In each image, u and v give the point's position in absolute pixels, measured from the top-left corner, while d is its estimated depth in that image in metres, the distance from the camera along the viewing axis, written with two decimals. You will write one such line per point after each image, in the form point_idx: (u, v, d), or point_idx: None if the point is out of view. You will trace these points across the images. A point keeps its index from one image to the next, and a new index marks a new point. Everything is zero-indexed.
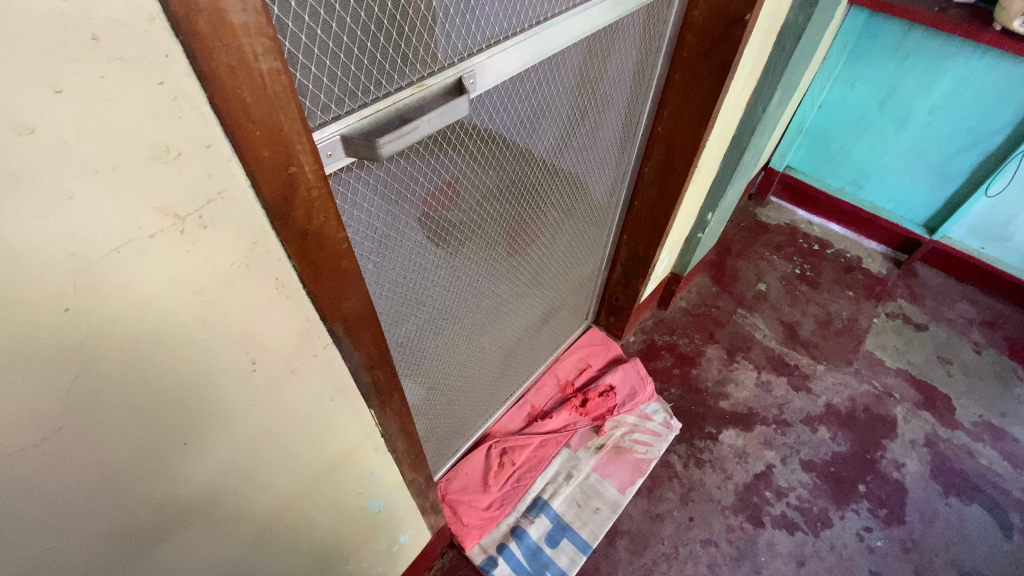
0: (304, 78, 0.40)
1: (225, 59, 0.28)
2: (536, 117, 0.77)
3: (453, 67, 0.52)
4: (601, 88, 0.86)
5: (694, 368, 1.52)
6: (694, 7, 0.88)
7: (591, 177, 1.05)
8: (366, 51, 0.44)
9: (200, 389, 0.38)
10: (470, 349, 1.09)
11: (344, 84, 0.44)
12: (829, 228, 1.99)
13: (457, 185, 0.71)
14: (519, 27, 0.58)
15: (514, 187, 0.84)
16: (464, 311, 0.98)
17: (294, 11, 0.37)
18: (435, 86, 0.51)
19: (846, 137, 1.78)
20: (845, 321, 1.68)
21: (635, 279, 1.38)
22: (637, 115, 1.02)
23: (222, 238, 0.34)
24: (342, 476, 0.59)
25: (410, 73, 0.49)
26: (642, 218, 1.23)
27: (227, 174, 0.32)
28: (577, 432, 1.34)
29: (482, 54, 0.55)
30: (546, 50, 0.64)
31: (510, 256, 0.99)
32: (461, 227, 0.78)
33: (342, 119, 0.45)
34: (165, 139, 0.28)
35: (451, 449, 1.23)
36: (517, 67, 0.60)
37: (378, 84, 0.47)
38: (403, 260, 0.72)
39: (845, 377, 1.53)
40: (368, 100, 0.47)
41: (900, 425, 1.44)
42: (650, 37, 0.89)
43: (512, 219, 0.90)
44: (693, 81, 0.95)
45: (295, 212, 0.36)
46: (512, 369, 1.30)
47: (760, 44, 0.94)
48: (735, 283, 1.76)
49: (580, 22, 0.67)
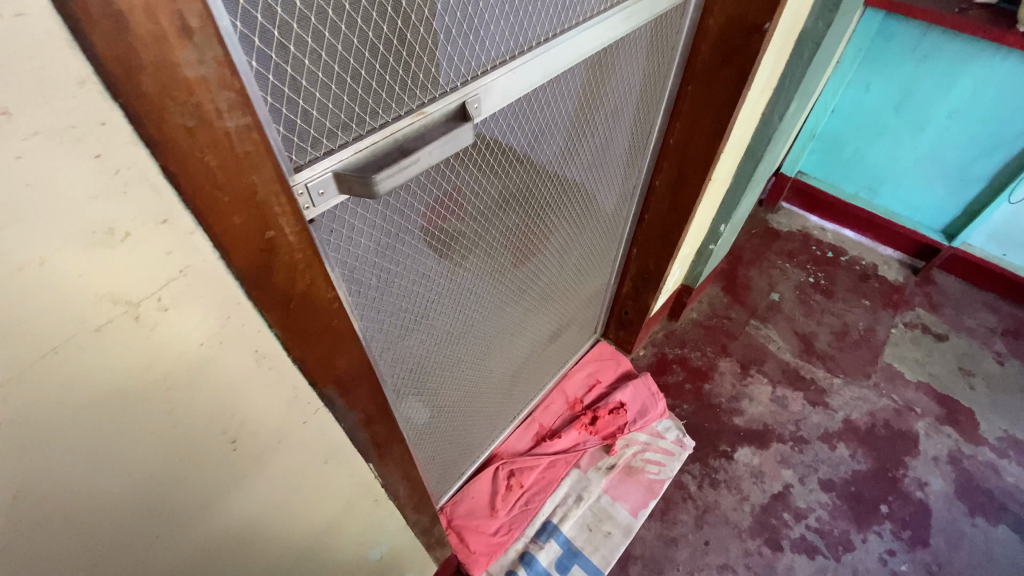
0: (290, 113, 0.36)
1: (182, 120, 0.26)
2: (543, 129, 0.73)
3: (456, 92, 0.48)
4: (611, 100, 0.82)
5: (706, 383, 1.47)
6: (709, 15, 0.84)
7: (601, 191, 1.01)
8: (360, 79, 0.40)
9: (171, 479, 0.35)
10: (475, 369, 1.04)
11: (336, 115, 0.40)
12: (843, 234, 1.93)
13: (460, 202, 0.67)
14: (527, 45, 0.55)
15: (522, 198, 0.79)
16: (468, 329, 0.93)
17: (278, 43, 0.34)
18: (436, 113, 0.47)
19: (860, 141, 1.73)
20: (862, 332, 1.63)
21: (646, 294, 1.34)
22: (647, 129, 0.98)
23: (186, 316, 0.31)
24: (342, 526, 0.55)
25: (410, 99, 0.45)
26: (653, 231, 1.19)
27: (191, 247, 0.29)
28: (587, 451, 1.30)
29: (486, 76, 0.51)
30: (555, 68, 0.60)
31: (517, 269, 0.94)
32: (465, 239, 0.73)
33: (332, 154, 0.41)
34: (109, 219, 0.26)
35: (457, 473, 1.19)
36: (526, 88, 0.56)
37: (375, 113, 0.43)
38: (405, 281, 0.68)
39: (864, 391, 1.48)
40: (364, 131, 0.43)
41: (922, 441, 1.39)
42: (662, 48, 0.85)
43: (519, 232, 0.86)
44: (708, 92, 0.91)
45: (275, 275, 0.35)
46: (520, 387, 1.26)
47: (778, 52, 0.90)
48: (747, 293, 1.71)
49: (591, 36, 0.63)
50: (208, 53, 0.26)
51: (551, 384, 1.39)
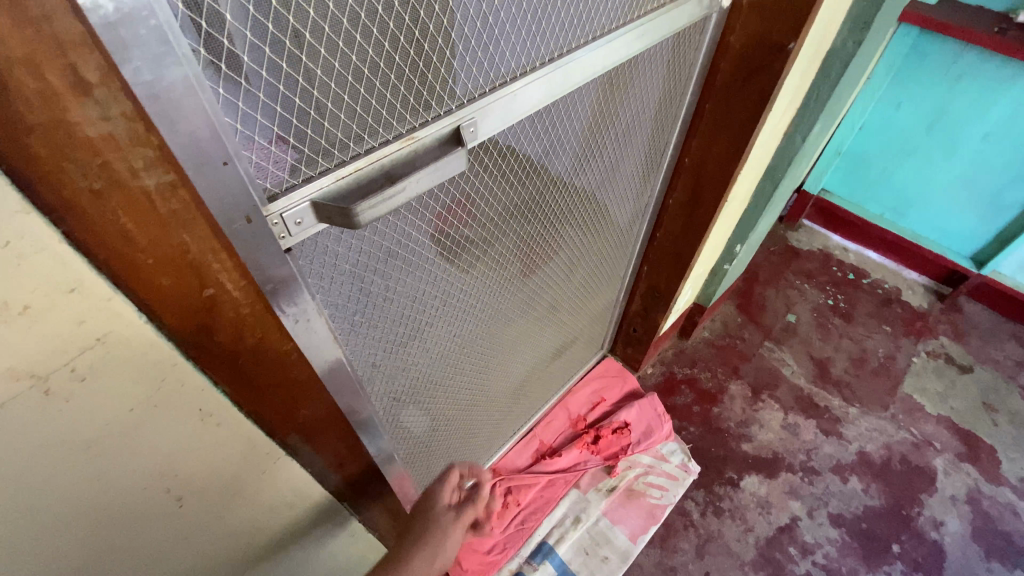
0: (262, 140, 0.35)
1: (85, 182, 0.27)
2: (559, 136, 0.70)
3: (450, 116, 0.46)
4: (629, 111, 0.79)
5: (715, 407, 1.43)
6: (730, 32, 0.80)
7: (613, 205, 0.97)
8: (342, 104, 0.38)
9: (100, 518, 0.38)
10: (477, 381, 1.02)
11: (316, 142, 0.38)
12: (866, 255, 1.87)
13: (468, 212, 0.64)
14: (530, 65, 0.52)
15: (534, 205, 0.77)
16: (473, 340, 0.91)
17: (248, 69, 0.32)
18: (428, 137, 0.45)
19: (887, 160, 1.67)
20: (881, 359, 1.57)
21: (655, 312, 1.30)
22: (662, 146, 0.94)
23: (106, 380, 0.33)
24: (302, 511, 0.59)
25: (399, 124, 0.43)
26: (665, 250, 1.16)
27: (110, 315, 0.31)
28: (587, 471, 1.26)
29: (483, 99, 0.48)
30: (562, 87, 0.57)
31: (526, 278, 0.91)
32: (475, 245, 0.71)
33: (312, 181, 0.39)
34: (7, 296, 0.26)
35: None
36: (529, 109, 0.54)
37: (360, 139, 0.41)
38: (411, 293, 0.66)
39: (880, 422, 1.42)
40: (348, 157, 0.41)
41: (940, 478, 1.33)
42: (679, 65, 0.81)
43: (529, 240, 0.83)
44: (727, 111, 0.87)
45: (219, 333, 0.38)
46: (521, 403, 1.23)
47: (803, 71, 0.86)
48: (762, 313, 1.66)
49: (602, 55, 0.60)
50: (112, 109, 0.26)
51: (554, 399, 1.36)
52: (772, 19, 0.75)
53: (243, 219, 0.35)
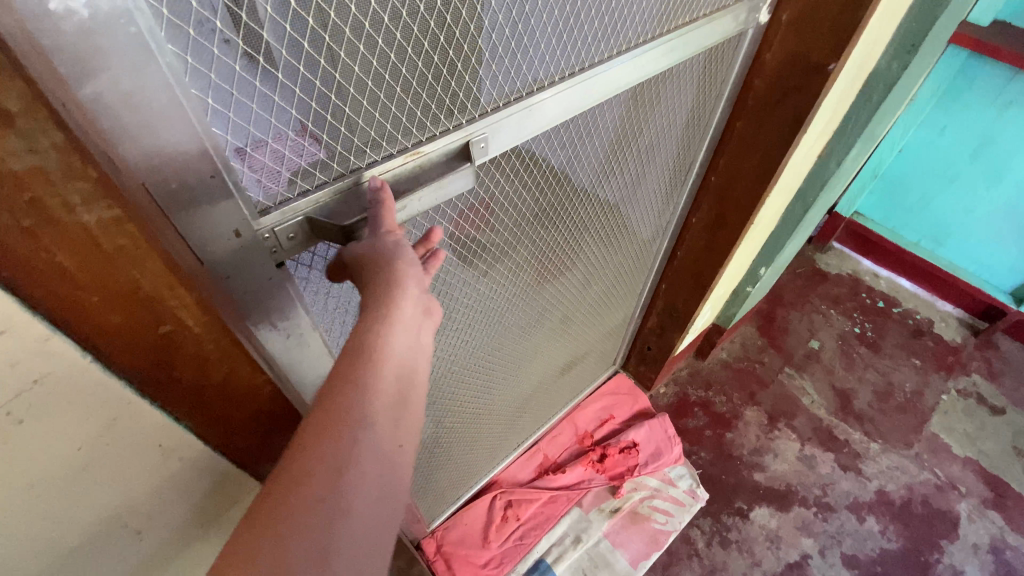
0: (255, 152, 0.34)
1: (17, 222, 0.26)
2: (584, 145, 0.68)
3: (459, 131, 0.44)
4: (659, 122, 0.77)
5: (729, 432, 1.38)
6: (767, 49, 0.76)
7: (634, 220, 0.94)
8: (343, 117, 0.36)
9: (42, 540, 0.38)
10: (482, 390, 0.99)
11: (312, 155, 0.36)
12: (897, 283, 1.79)
13: (489, 216, 0.63)
14: (549, 79, 0.50)
15: (556, 213, 0.75)
16: (484, 347, 0.89)
17: (239, 78, 0.30)
18: (434, 152, 0.44)
19: (927, 186, 1.60)
20: (908, 394, 1.50)
21: (672, 332, 1.26)
22: (688, 163, 0.91)
23: (45, 420, 0.33)
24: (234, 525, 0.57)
25: (404, 138, 0.41)
26: (686, 269, 1.12)
27: (48, 353, 0.31)
28: (591, 491, 1.23)
29: (496, 114, 0.46)
30: (582, 103, 0.55)
31: (541, 287, 0.89)
32: (493, 250, 0.69)
33: (307, 195, 0.38)
34: None
35: (453, 497, 1.14)
36: (545, 125, 0.52)
37: (362, 152, 0.39)
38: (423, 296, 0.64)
39: (902, 461, 1.36)
40: (348, 171, 0.39)
41: (963, 525, 1.26)
42: (710, 81, 0.78)
43: (549, 249, 0.81)
44: (759, 132, 0.83)
45: (177, 368, 0.37)
46: (528, 416, 1.21)
47: (842, 94, 0.81)
48: (785, 338, 1.60)
49: (626, 71, 0.58)
50: (40, 141, 0.25)
51: (562, 413, 1.33)
52: (812, 39, 0.71)
53: (231, 234, 0.34)
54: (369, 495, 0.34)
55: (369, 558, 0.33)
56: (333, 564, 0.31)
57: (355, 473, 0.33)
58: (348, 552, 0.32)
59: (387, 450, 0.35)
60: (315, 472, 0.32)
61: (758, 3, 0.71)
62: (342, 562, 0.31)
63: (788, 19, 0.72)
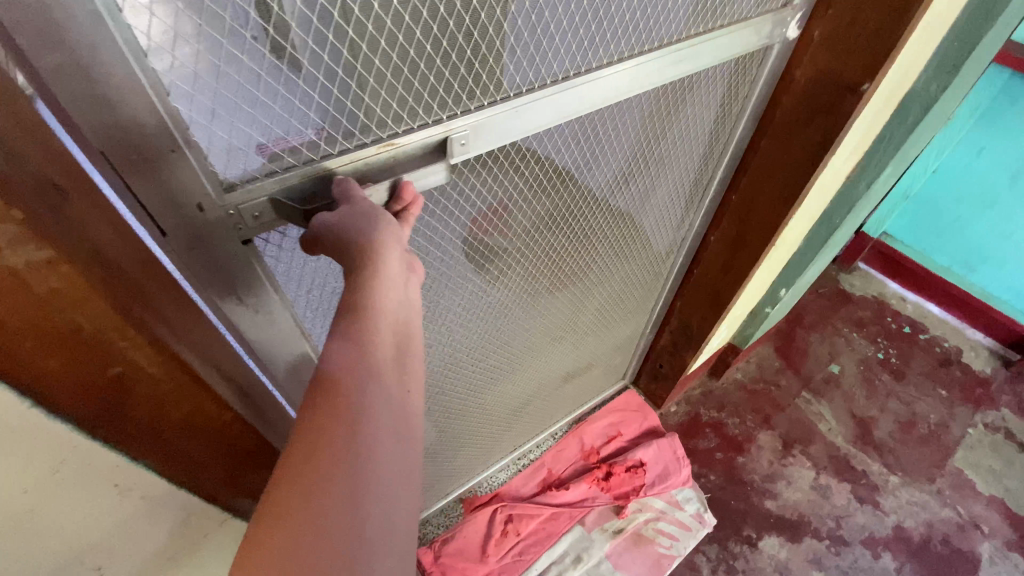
0: (221, 129, 0.37)
1: None
2: (601, 154, 0.68)
3: (437, 126, 0.48)
4: (679, 135, 0.75)
5: (740, 456, 1.34)
6: (796, 66, 0.73)
7: (650, 233, 0.92)
8: (312, 103, 0.40)
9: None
10: (481, 393, 0.98)
11: (282, 139, 0.41)
12: (925, 308, 1.73)
13: (502, 219, 0.64)
14: (535, 83, 0.52)
15: (570, 219, 0.75)
16: (492, 348, 0.89)
17: (204, 60, 0.34)
18: (408, 145, 0.47)
19: (961, 209, 1.54)
20: (931, 426, 1.44)
21: (685, 351, 1.22)
22: (707, 179, 0.88)
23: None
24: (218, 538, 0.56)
25: (379, 129, 0.45)
26: (701, 288, 1.09)
27: None
28: (594, 509, 1.20)
29: (479, 112, 0.50)
30: (574, 108, 0.57)
31: (553, 294, 0.88)
32: (506, 254, 0.70)
33: (273, 175, 0.42)
34: None
35: (444, 492, 1.17)
36: (530, 128, 0.55)
37: (334, 140, 0.43)
38: (431, 294, 0.67)
39: (923, 496, 1.30)
40: (319, 156, 0.43)
41: (985, 568, 1.20)
42: (733, 96, 0.75)
43: (562, 255, 0.81)
44: (784, 152, 0.80)
45: (133, 408, 0.38)
46: (523, 420, 1.19)
47: (875, 115, 0.77)
48: (803, 360, 1.55)
49: (623, 79, 0.58)
50: None
51: (564, 421, 1.33)
52: (844, 58, 0.68)
53: (195, 207, 0.39)
54: (387, 435, 0.34)
55: (400, 495, 0.33)
56: (368, 499, 0.31)
57: (370, 415, 0.34)
58: (383, 488, 0.32)
59: (397, 396, 0.36)
60: (332, 417, 0.33)
61: (784, 18, 0.68)
62: (373, 495, 0.32)
63: (820, 35, 0.69)
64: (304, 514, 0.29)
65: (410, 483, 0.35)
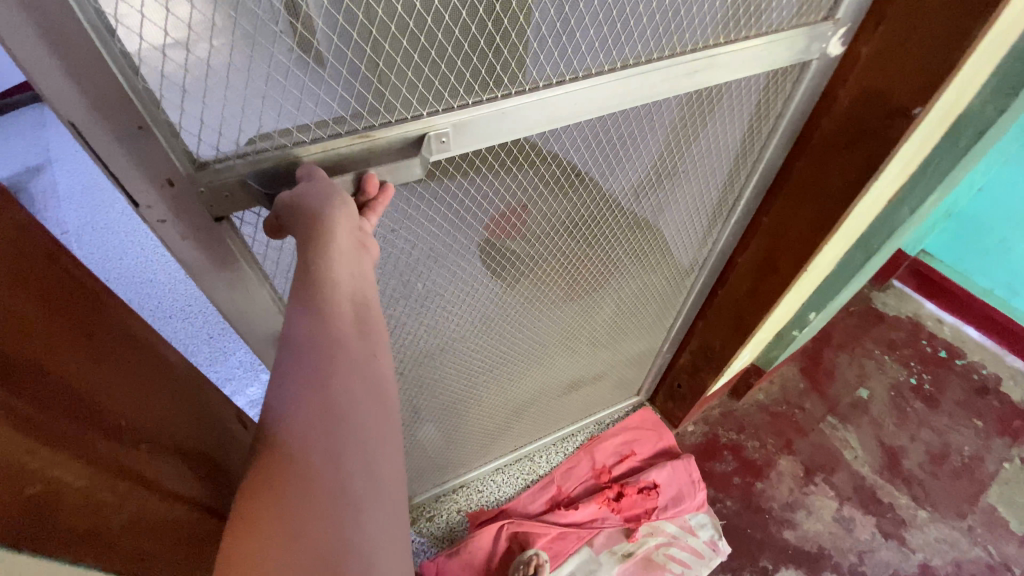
0: (192, 110, 0.41)
1: None
2: (626, 160, 0.66)
3: (417, 121, 0.49)
4: (707, 147, 0.71)
5: (759, 481, 1.29)
6: (839, 85, 0.68)
7: (671, 248, 0.88)
8: (284, 91, 0.43)
9: None
10: (479, 386, 0.98)
11: (254, 123, 0.44)
12: (963, 331, 1.64)
13: (522, 222, 0.66)
14: (532, 83, 0.52)
15: (592, 226, 0.73)
16: (504, 346, 0.90)
17: (171, 46, 0.38)
18: (386, 138, 0.49)
19: (1007, 230, 1.45)
20: (965, 459, 1.36)
21: (705, 373, 1.17)
22: (732, 196, 0.83)
23: None
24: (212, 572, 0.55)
25: (355, 120, 0.47)
26: (726, 312, 1.04)
27: None
28: (604, 530, 1.16)
29: (461, 111, 0.50)
30: (575, 114, 0.56)
31: (569, 300, 0.87)
32: (524, 258, 0.72)
33: (244, 158, 0.46)
34: None
35: (439, 481, 1.19)
36: (520, 130, 0.54)
37: (307, 127, 0.46)
38: (442, 290, 0.70)
39: (952, 533, 1.24)
40: (291, 142, 0.46)
41: None
42: (763, 111, 0.70)
43: (582, 262, 0.79)
44: (820, 173, 0.75)
45: (66, 525, 0.34)
46: (523, 420, 1.18)
47: (925, 137, 0.71)
48: (830, 382, 1.48)
49: (630, 86, 0.56)
50: None
51: (572, 428, 1.32)
52: (894, 78, 0.63)
53: (166, 182, 0.44)
54: (357, 397, 0.38)
55: (381, 454, 0.37)
56: (347, 464, 0.35)
57: (338, 384, 0.37)
58: (360, 449, 0.36)
59: (363, 361, 0.40)
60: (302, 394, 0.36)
61: (826, 32, 0.63)
62: (351, 459, 0.35)
63: (867, 53, 0.64)
64: (293, 503, 0.33)
65: (388, 440, 0.38)
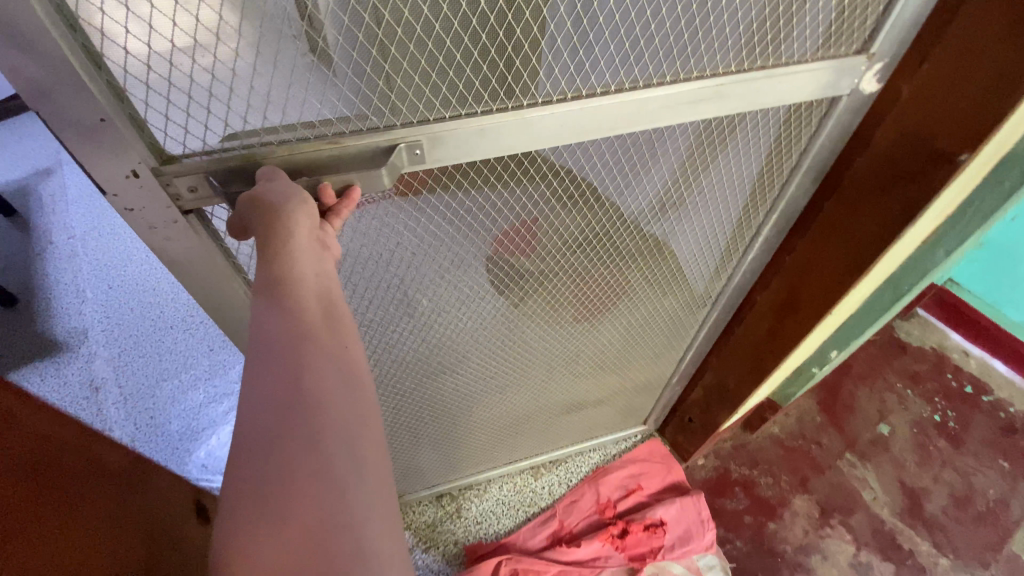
0: (156, 104, 0.41)
1: None
2: (640, 175, 0.61)
3: (387, 131, 0.46)
4: (726, 174, 0.66)
5: (771, 521, 1.23)
6: (875, 123, 0.63)
7: (684, 275, 0.83)
8: (250, 91, 0.41)
9: None
10: (479, 405, 0.94)
11: (220, 122, 0.43)
12: (990, 364, 1.56)
13: (534, 242, 0.63)
14: (522, 101, 0.49)
15: (607, 248, 0.70)
16: (509, 365, 0.86)
17: (134, 40, 0.37)
18: (354, 146, 0.46)
19: None
20: (990, 503, 1.29)
21: (718, 409, 1.12)
22: (749, 229, 0.77)
23: None
24: None
25: (325, 126, 0.45)
26: (744, 350, 0.98)
27: None
28: (606, 569, 1.11)
29: (439, 124, 0.47)
30: (578, 134, 0.53)
31: (578, 322, 0.82)
32: (536, 278, 0.69)
33: (211, 155, 0.44)
34: None
35: (428, 484, 1.17)
36: (500, 148, 0.51)
37: (273, 128, 0.44)
38: (446, 308, 0.68)
39: None
40: (256, 143, 0.44)
41: None
42: (786, 145, 0.65)
43: (593, 284, 0.75)
44: (852, 215, 0.70)
45: None
46: (521, 440, 1.14)
47: (969, 176, 0.66)
48: (849, 416, 1.42)
49: (638, 107, 0.52)
50: None
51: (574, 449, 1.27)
52: (939, 120, 0.58)
53: (130, 173, 0.43)
54: (334, 382, 0.36)
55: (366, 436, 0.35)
56: (328, 451, 0.33)
57: (308, 373, 0.35)
58: (341, 437, 0.34)
59: (336, 353, 0.37)
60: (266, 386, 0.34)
61: (859, 66, 0.58)
62: (332, 448, 0.33)
63: (908, 92, 0.59)
64: (282, 499, 0.31)
65: (371, 419, 0.36)
